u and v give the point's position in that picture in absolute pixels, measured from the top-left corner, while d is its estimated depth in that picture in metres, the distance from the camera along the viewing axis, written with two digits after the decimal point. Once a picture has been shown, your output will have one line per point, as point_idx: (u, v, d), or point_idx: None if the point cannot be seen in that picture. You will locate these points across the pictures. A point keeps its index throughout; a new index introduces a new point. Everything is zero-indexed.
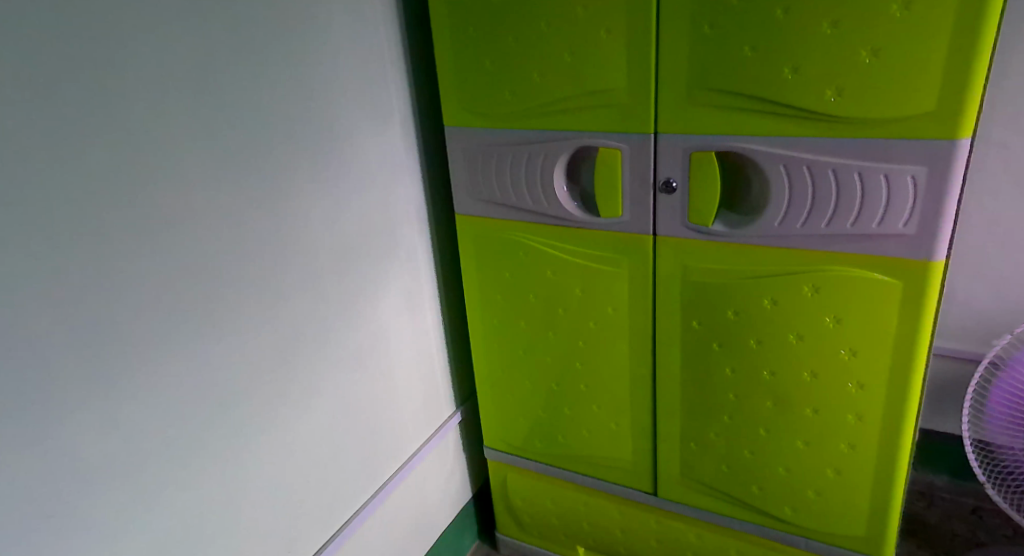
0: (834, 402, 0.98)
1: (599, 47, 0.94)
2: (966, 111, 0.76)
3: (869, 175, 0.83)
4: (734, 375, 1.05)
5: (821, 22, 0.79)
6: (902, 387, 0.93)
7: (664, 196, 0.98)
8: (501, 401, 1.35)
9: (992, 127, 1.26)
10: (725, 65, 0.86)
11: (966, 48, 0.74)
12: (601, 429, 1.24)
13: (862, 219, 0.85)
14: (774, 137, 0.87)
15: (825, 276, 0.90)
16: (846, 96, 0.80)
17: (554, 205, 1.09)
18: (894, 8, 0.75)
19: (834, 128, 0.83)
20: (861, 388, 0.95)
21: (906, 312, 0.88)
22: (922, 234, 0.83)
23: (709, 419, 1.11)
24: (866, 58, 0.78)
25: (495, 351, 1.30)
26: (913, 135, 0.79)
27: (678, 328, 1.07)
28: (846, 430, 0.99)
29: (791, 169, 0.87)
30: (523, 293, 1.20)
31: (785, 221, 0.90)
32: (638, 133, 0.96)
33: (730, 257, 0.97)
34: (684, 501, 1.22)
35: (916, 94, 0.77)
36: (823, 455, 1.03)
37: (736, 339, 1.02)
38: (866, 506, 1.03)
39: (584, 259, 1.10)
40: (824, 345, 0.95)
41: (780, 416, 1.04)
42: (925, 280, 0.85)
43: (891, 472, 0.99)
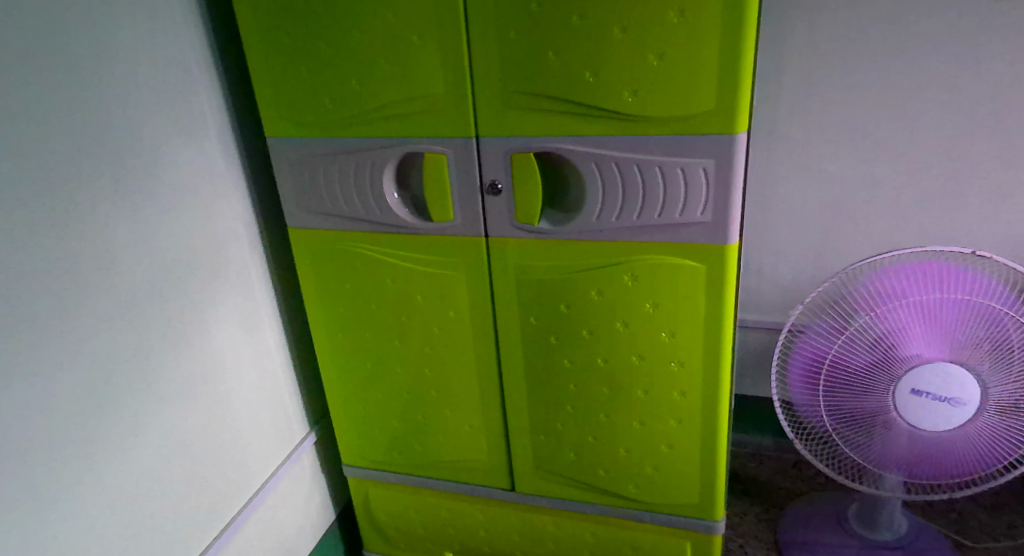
0: (660, 382, 1.05)
1: (414, 53, 0.94)
2: (738, 107, 0.84)
3: (668, 169, 0.89)
4: (572, 366, 1.09)
5: (611, 28, 0.84)
6: (715, 361, 1.00)
7: (491, 198, 1.00)
8: (354, 415, 1.32)
9: (779, 109, 1.33)
10: (532, 69, 0.90)
11: (733, 51, 0.81)
12: (456, 432, 1.25)
13: (667, 210, 0.91)
14: (583, 136, 0.91)
15: (640, 265, 0.96)
16: (640, 96, 0.86)
17: (385, 211, 1.07)
18: (671, 15, 0.81)
19: (635, 125, 0.88)
20: (682, 366, 1.02)
21: (711, 293, 0.95)
22: (716, 220, 0.90)
23: (554, 411, 1.15)
24: (654, 61, 0.84)
25: (342, 367, 1.27)
26: (700, 131, 0.86)
27: (517, 326, 1.10)
28: (673, 408, 1.06)
29: (601, 166, 0.92)
30: (364, 304, 1.18)
31: (602, 216, 0.95)
32: (459, 137, 0.97)
33: (557, 253, 1.01)
34: (540, 492, 1.26)
35: (698, 93, 0.84)
36: (656, 432, 1.10)
37: (570, 331, 1.06)
38: (697, 475, 1.12)
39: (422, 264, 1.10)
40: (647, 329, 1.01)
41: (615, 400, 1.09)
42: (723, 262, 0.92)
43: (713, 441, 1.07)
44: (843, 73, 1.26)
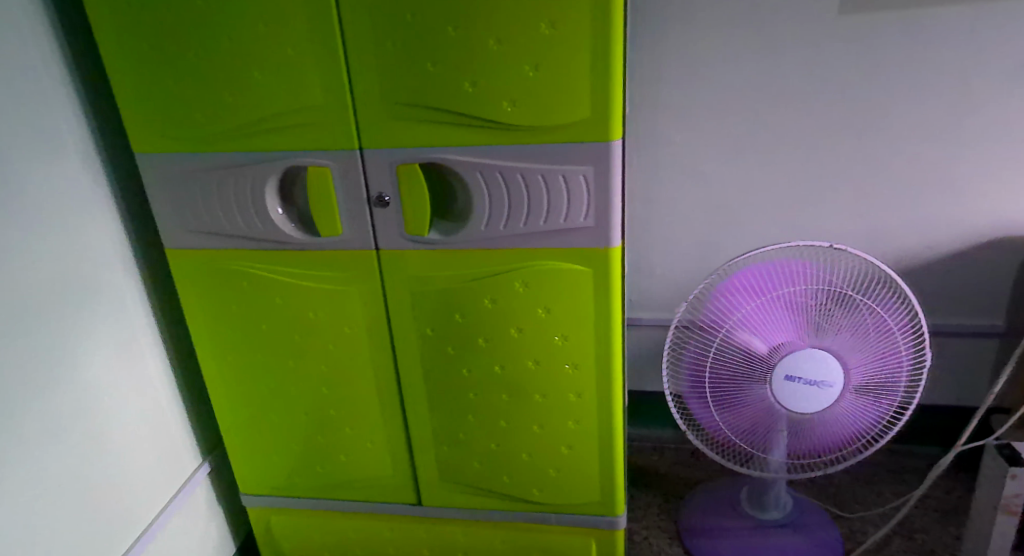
0: (556, 385, 1.07)
1: (289, 64, 0.91)
2: (612, 115, 0.87)
3: (550, 176, 0.91)
4: (471, 374, 1.09)
5: (486, 39, 0.85)
6: (607, 361, 1.03)
7: (379, 210, 0.99)
8: (250, 441, 1.26)
9: (658, 113, 1.33)
10: (412, 80, 0.89)
11: (603, 62, 0.84)
12: (359, 450, 1.22)
13: (552, 216, 0.93)
14: (467, 147, 0.92)
15: (530, 272, 0.98)
16: (519, 106, 0.88)
17: (269, 228, 1.03)
18: (542, 27, 0.83)
19: (516, 135, 0.90)
20: (576, 368, 1.05)
21: (599, 295, 0.98)
22: (599, 224, 0.93)
23: (455, 421, 1.15)
24: (529, 72, 0.86)
25: (234, 391, 1.21)
26: (578, 139, 0.88)
27: (413, 338, 1.09)
28: (570, 409, 1.09)
29: (486, 175, 0.93)
30: (253, 324, 1.13)
31: (490, 225, 0.96)
32: (342, 150, 0.95)
33: (449, 263, 1.01)
34: (447, 504, 1.24)
35: (574, 102, 0.86)
36: (555, 434, 1.11)
37: (467, 340, 1.06)
38: (597, 473, 1.14)
39: (312, 280, 1.07)
40: (541, 334, 1.03)
41: (514, 406, 1.10)
42: (608, 265, 0.95)
43: (610, 439, 1.10)
44: (713, 74, 1.28)
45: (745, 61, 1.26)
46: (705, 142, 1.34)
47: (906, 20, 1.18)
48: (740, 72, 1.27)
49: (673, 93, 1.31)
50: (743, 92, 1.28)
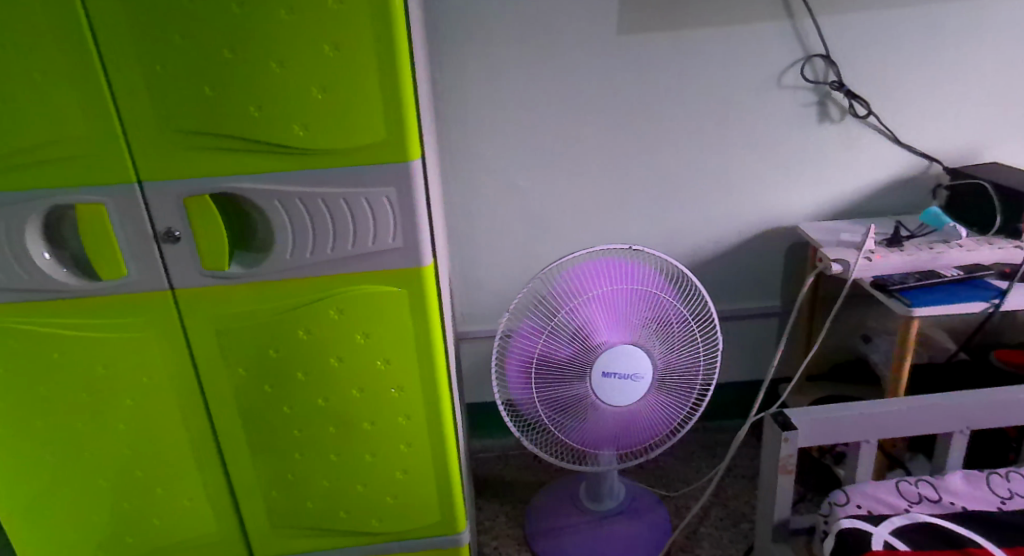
0: (383, 410, 1.04)
1: (39, 92, 0.81)
2: (408, 135, 0.87)
3: (353, 200, 0.89)
4: (292, 411, 1.03)
5: (267, 61, 0.81)
6: (432, 380, 1.03)
7: (170, 247, 0.91)
8: (37, 522, 1.09)
9: (467, 130, 1.36)
10: (190, 106, 0.83)
11: (392, 83, 0.84)
12: (173, 511, 1.10)
13: (360, 240, 0.91)
14: (261, 174, 0.87)
15: (344, 298, 0.95)
16: (312, 130, 0.85)
17: (35, 276, 0.91)
18: (325, 49, 0.82)
19: (312, 159, 0.87)
20: (402, 391, 1.03)
21: (416, 316, 0.97)
22: (408, 244, 0.93)
23: (280, 463, 1.08)
24: (318, 94, 0.83)
25: (11, 468, 1.04)
26: (377, 161, 0.88)
27: (224, 381, 1.01)
28: (401, 433, 1.07)
29: (285, 202, 0.89)
30: (27, 388, 0.98)
31: (296, 253, 0.92)
32: (118, 184, 0.86)
33: (256, 297, 0.95)
34: (281, 552, 1.16)
35: (368, 124, 0.85)
36: (388, 460, 1.09)
37: (284, 376, 1.00)
38: (436, 493, 1.14)
39: (96, 330, 0.95)
40: (362, 360, 1.00)
41: (342, 438, 1.06)
42: (422, 284, 0.95)
43: (444, 457, 1.10)
44: (513, 90, 1.33)
45: (541, 78, 1.32)
46: (514, 156, 1.39)
47: (674, 39, 1.30)
48: (537, 88, 1.33)
49: (478, 111, 1.34)
50: (542, 108, 1.35)
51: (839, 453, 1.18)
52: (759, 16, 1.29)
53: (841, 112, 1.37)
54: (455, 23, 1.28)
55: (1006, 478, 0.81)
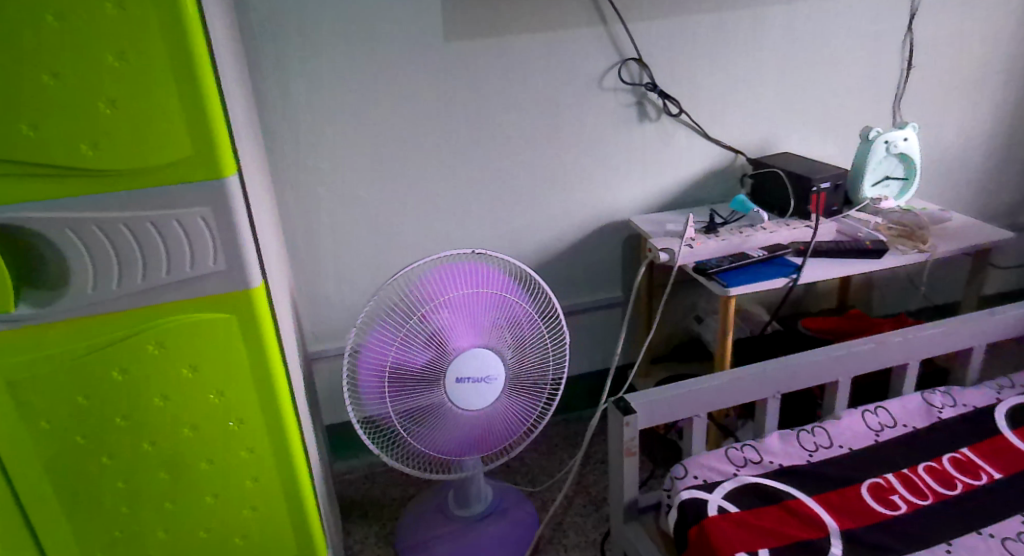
0: (221, 446, 0.95)
1: None
2: (218, 150, 0.80)
3: (163, 223, 0.81)
4: (112, 462, 0.91)
5: (37, 73, 0.72)
6: (274, 407, 0.95)
7: None
8: None
9: (296, 143, 1.30)
10: None
11: (194, 94, 0.77)
12: None
13: (174, 266, 0.83)
14: (45, 200, 0.77)
15: (162, 330, 0.86)
16: (102, 149, 0.76)
17: None
18: (109, 59, 0.74)
19: (106, 181, 0.78)
20: (241, 423, 0.94)
21: (248, 340, 0.90)
22: (231, 267, 0.85)
23: (102, 525, 0.94)
24: (106, 109, 0.75)
25: None
26: (185, 180, 0.80)
27: (21, 438, 0.87)
28: (244, 468, 0.97)
29: (79, 230, 0.79)
30: None
31: (99, 286, 0.82)
32: None
33: (53, 338, 0.83)
34: None
35: (170, 139, 0.78)
36: (233, 500, 0.98)
37: (98, 423, 0.88)
38: (292, 528, 1.04)
39: None
40: (190, 395, 0.91)
41: (176, 484, 0.95)
42: (252, 306, 0.88)
43: (297, 489, 1.01)
44: (340, 98, 1.29)
45: (369, 85, 1.29)
46: (349, 166, 1.35)
47: (498, 44, 1.33)
48: (366, 96, 1.30)
49: (307, 122, 1.29)
50: (374, 116, 1.32)
51: (681, 430, 1.26)
52: (575, 22, 1.35)
53: (657, 111, 1.46)
54: (271, 32, 1.21)
55: (812, 433, 0.90)
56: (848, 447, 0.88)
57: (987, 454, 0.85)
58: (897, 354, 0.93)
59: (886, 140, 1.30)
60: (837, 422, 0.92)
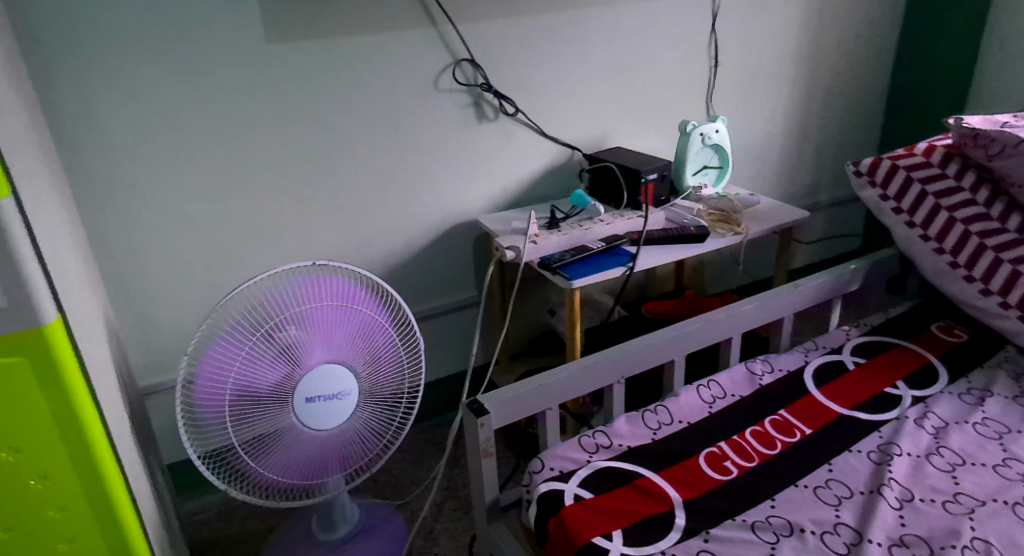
0: (23, 511, 0.82)
1: None
2: None
3: None
4: None
5: None
6: (86, 459, 0.83)
7: None
8: None
9: (102, 157, 1.17)
10: None
11: None
12: None
13: None
14: None
15: None
16: None
17: None
18: None
19: None
20: (45, 481, 0.82)
21: (45, 385, 0.78)
22: (13, 303, 0.74)
23: None
24: None
25: None
26: None
27: None
28: (55, 532, 0.84)
29: None
30: None
31: None
32: None
33: None
34: None
35: None
36: None
37: None
38: None
39: None
40: None
41: None
42: (46, 346, 0.77)
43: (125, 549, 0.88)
44: (150, 105, 1.18)
45: (182, 92, 1.19)
46: (169, 177, 1.23)
47: (325, 47, 1.28)
48: (182, 103, 1.20)
49: (112, 134, 1.16)
50: (192, 123, 1.22)
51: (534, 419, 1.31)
52: (404, 24, 1.33)
53: (494, 112, 1.48)
54: (58, 35, 1.08)
55: (655, 412, 0.96)
56: (686, 422, 0.94)
57: (800, 413, 0.95)
58: (721, 330, 1.01)
59: (701, 133, 1.41)
60: (676, 399, 0.98)
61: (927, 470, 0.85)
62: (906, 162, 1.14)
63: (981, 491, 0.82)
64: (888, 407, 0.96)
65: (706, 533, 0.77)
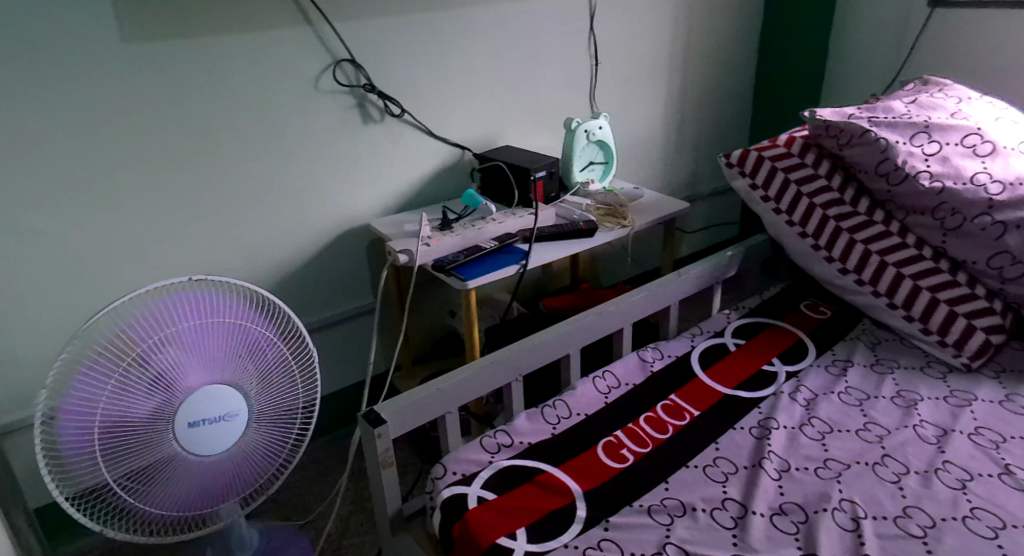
0: None
1: None
2: None
3: None
4: None
5: None
6: None
7: None
8: None
9: None
10: None
11: None
12: None
13: None
14: None
15: None
16: None
17: None
18: None
19: None
20: None
21: None
22: None
23: None
24: None
25: None
26: None
27: None
28: None
29: None
30: None
31: None
32: None
33: None
34: None
35: None
36: None
37: None
38: None
39: None
40: None
41: None
42: None
43: None
44: None
45: (27, 96, 1.09)
46: (16, 192, 1.12)
47: (190, 48, 1.20)
48: (26, 109, 1.09)
49: None
50: (40, 133, 1.11)
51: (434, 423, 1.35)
52: (277, 23, 1.27)
53: (380, 113, 1.45)
54: None
55: (554, 407, 0.98)
56: (584, 414, 0.96)
57: (688, 396, 0.99)
58: (613, 321, 1.04)
59: (585, 129, 1.44)
60: (573, 392, 1.00)
61: (801, 440, 0.92)
62: (770, 153, 1.21)
63: (847, 455, 0.89)
64: (766, 383, 1.03)
65: (606, 522, 0.79)
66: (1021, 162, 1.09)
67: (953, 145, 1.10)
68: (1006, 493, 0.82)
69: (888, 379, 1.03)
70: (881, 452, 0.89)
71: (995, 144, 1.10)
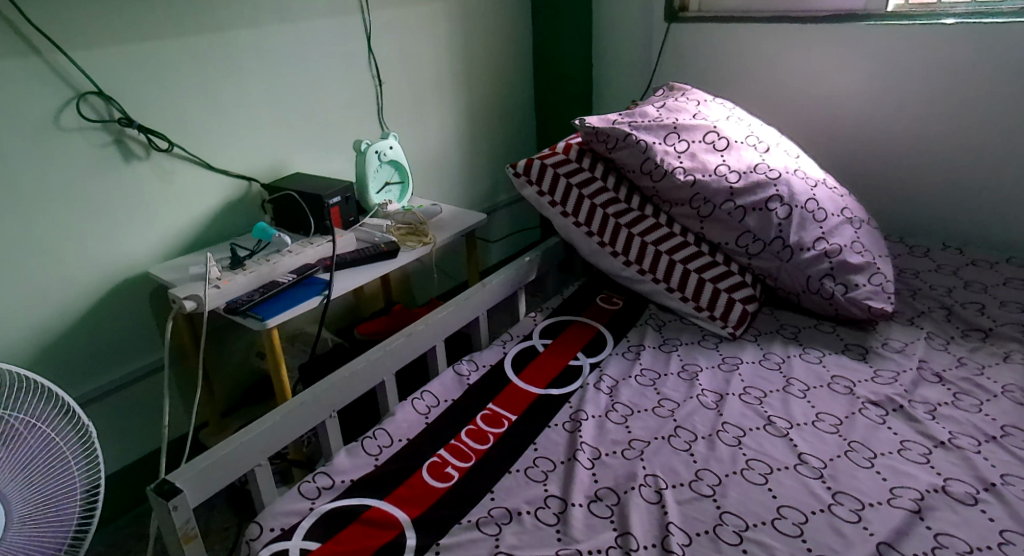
0: None
1: None
2: None
3: None
4: None
5: None
6: None
7: None
8: None
9: None
10: None
11: None
12: None
13: None
14: None
15: None
16: None
17: None
18: None
19: None
20: None
21: None
22: None
23: None
24: None
25: None
26: None
27: None
28: None
29: None
30: None
31: None
32: None
33: None
34: None
35: None
36: None
37: None
38: None
39: None
40: None
41: None
42: None
43: None
44: None
45: None
46: None
47: None
48: None
49: None
50: None
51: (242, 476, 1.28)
52: None
53: (144, 148, 1.31)
54: None
55: (374, 437, 0.95)
56: (405, 439, 0.95)
57: (505, 403, 1.02)
58: (424, 341, 1.04)
59: (376, 151, 1.43)
60: (393, 419, 0.98)
61: (607, 427, 0.98)
62: (552, 161, 1.28)
63: (647, 433, 0.96)
64: (573, 378, 1.08)
65: (436, 545, 0.78)
66: (751, 153, 1.26)
67: (697, 142, 1.25)
68: (771, 441, 0.94)
69: (674, 357, 1.14)
70: (673, 425, 0.98)
71: (729, 140, 1.27)
